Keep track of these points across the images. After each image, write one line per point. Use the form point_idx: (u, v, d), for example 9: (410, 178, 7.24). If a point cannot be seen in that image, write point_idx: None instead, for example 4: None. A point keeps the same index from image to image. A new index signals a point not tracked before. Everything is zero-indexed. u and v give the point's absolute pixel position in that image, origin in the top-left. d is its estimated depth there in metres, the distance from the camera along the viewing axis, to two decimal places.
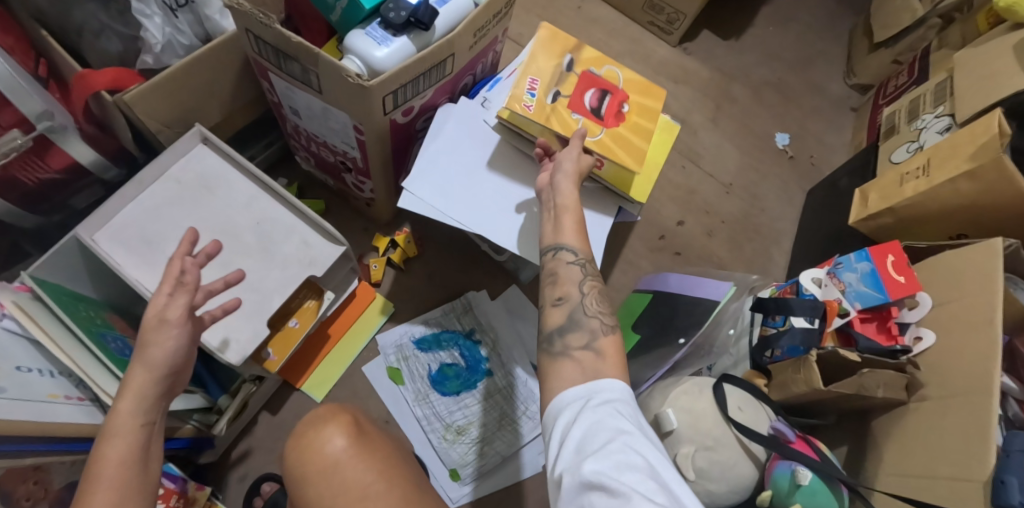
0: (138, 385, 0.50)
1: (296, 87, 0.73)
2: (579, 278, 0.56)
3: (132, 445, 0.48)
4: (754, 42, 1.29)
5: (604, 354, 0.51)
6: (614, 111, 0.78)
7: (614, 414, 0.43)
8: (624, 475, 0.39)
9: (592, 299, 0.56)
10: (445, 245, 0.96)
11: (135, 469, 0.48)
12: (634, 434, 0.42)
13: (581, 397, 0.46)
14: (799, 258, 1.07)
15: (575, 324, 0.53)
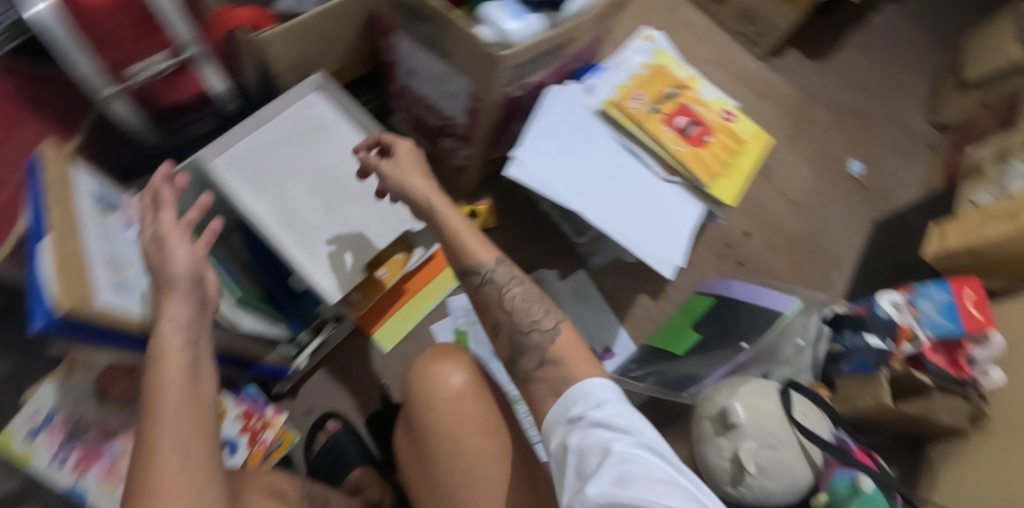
0: (176, 308, 0.48)
1: (420, 49, 0.76)
2: (499, 300, 0.58)
3: (185, 362, 0.46)
4: (839, 67, 1.30)
5: (564, 360, 0.53)
6: (701, 137, 0.85)
7: (596, 424, 0.45)
8: (629, 485, 0.40)
9: (517, 305, 0.58)
10: (522, 222, 1.00)
11: (190, 382, 0.45)
12: (621, 434, 0.44)
13: (561, 419, 0.48)
14: (860, 285, 1.09)
15: (522, 347, 0.55)
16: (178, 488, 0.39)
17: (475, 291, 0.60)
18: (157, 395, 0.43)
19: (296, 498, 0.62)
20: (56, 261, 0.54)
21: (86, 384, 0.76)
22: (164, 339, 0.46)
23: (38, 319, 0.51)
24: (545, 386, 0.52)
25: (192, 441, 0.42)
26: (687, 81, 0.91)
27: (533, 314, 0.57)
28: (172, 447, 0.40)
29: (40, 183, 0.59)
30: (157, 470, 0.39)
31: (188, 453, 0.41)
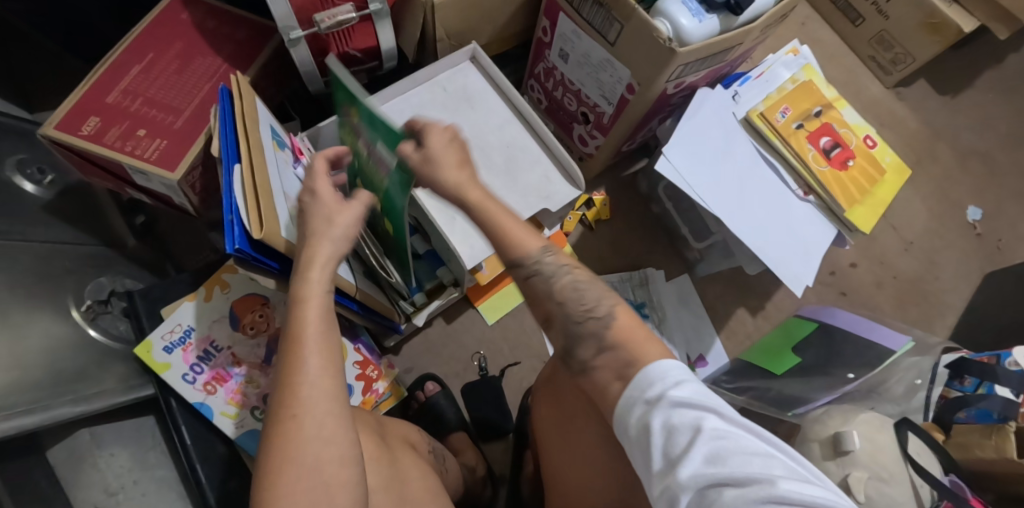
0: (325, 253, 0.53)
1: (584, 33, 0.77)
2: (548, 292, 0.55)
3: (323, 306, 0.51)
4: (969, 107, 1.25)
5: (616, 348, 0.51)
6: (842, 160, 0.84)
7: (678, 405, 0.44)
8: (726, 462, 0.40)
9: (567, 295, 0.54)
10: (634, 218, 1.00)
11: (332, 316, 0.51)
12: (708, 411, 0.43)
13: (635, 400, 0.47)
14: (964, 336, 1.06)
15: (576, 338, 0.54)
16: (303, 412, 0.44)
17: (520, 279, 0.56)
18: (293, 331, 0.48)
19: (425, 451, 0.64)
20: (248, 190, 0.58)
21: (222, 308, 0.80)
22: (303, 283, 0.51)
23: (232, 240, 0.55)
24: (608, 372, 0.51)
25: (321, 373, 0.47)
26: (833, 101, 0.89)
27: (583, 303, 0.54)
28: (307, 376, 0.46)
29: (230, 114, 0.63)
30: (290, 394, 0.45)
31: (316, 384, 0.46)
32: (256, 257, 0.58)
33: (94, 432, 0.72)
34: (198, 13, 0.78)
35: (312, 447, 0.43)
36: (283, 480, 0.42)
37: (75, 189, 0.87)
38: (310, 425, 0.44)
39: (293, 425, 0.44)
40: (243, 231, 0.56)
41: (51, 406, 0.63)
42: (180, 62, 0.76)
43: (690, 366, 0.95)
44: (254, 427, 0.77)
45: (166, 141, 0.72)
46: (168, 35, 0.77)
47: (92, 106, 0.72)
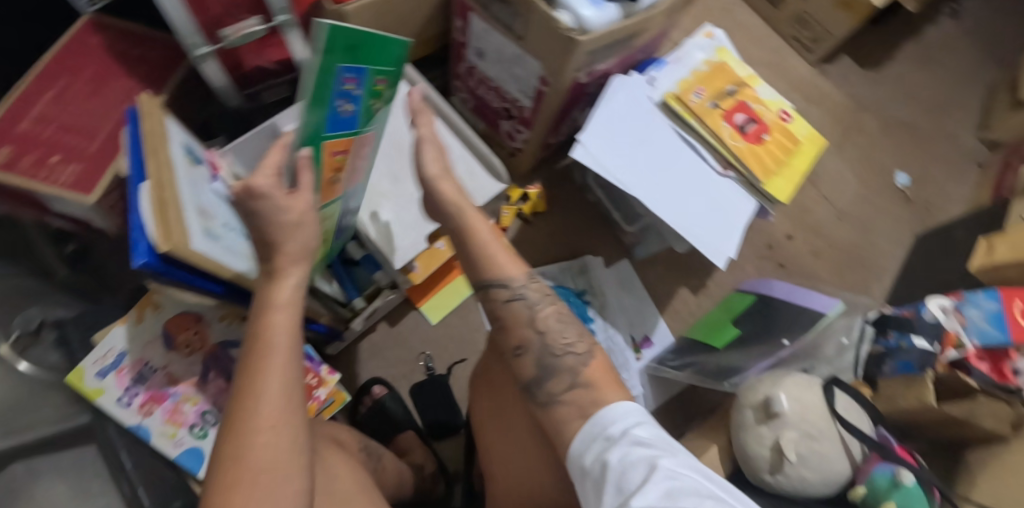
0: (295, 274, 0.52)
1: (494, 30, 0.79)
2: (531, 318, 0.57)
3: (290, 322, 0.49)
4: (891, 78, 1.30)
5: (593, 385, 0.52)
6: (757, 134, 0.86)
7: (637, 443, 0.44)
8: (680, 501, 0.39)
9: (551, 325, 0.57)
10: (571, 208, 1.02)
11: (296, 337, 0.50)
12: (665, 453, 0.44)
13: (596, 436, 0.47)
14: (899, 296, 1.10)
15: (551, 370, 0.54)
16: (281, 424, 0.44)
17: (500, 304, 0.58)
18: (268, 338, 0.47)
19: (357, 449, 0.64)
20: (155, 206, 0.57)
21: (156, 329, 0.79)
22: (278, 291, 0.51)
23: (138, 256, 0.54)
24: (570, 409, 0.51)
25: (295, 387, 0.47)
26: (747, 79, 0.92)
27: (566, 337, 0.56)
28: (271, 389, 0.45)
29: (138, 136, 0.62)
30: (264, 404, 0.44)
31: (292, 396, 0.46)
32: (168, 270, 0.58)
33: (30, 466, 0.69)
34: (107, 35, 0.78)
35: (282, 455, 0.43)
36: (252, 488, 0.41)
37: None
38: (286, 434, 0.44)
39: (269, 436, 0.43)
40: (150, 246, 0.55)
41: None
42: (94, 85, 0.76)
43: (635, 348, 0.98)
44: (194, 445, 0.79)
45: (80, 166, 0.71)
46: (77, 59, 0.76)
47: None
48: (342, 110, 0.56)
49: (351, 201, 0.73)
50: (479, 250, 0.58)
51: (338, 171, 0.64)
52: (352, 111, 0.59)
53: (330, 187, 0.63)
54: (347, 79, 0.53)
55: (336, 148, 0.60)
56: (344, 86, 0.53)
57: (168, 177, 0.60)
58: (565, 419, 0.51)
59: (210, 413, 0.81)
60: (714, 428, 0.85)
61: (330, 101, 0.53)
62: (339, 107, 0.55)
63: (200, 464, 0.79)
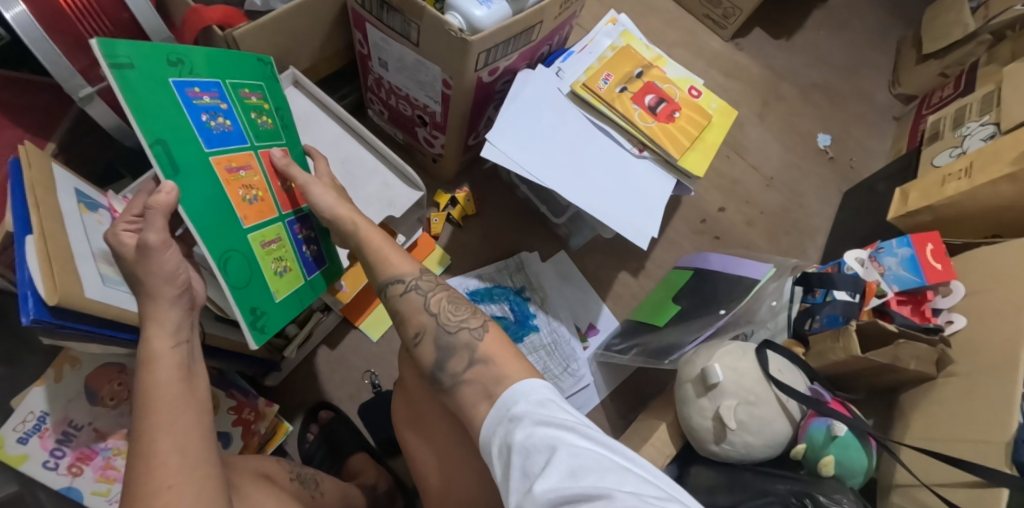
0: (170, 319, 0.54)
1: (391, 39, 0.78)
2: (424, 304, 0.59)
3: (173, 368, 0.52)
4: (805, 45, 1.33)
5: (492, 359, 0.54)
6: (667, 113, 0.88)
7: (540, 422, 0.45)
8: (582, 478, 0.41)
9: (444, 306, 0.59)
10: (501, 207, 1.03)
11: (182, 383, 0.53)
12: (565, 428, 0.45)
13: (502, 418, 0.49)
14: (832, 253, 1.13)
15: (449, 349, 0.56)
16: (179, 480, 0.47)
17: (394, 297, 0.60)
18: (153, 399, 0.51)
19: (287, 480, 0.63)
20: (43, 259, 0.53)
21: (77, 385, 0.76)
22: (149, 345, 0.53)
23: (27, 312, 0.51)
24: (474, 388, 0.53)
25: (189, 438, 0.49)
26: (653, 61, 0.93)
27: (459, 313, 0.58)
28: (166, 444, 0.48)
29: (22, 186, 0.58)
30: (160, 466, 0.47)
31: (186, 448, 0.49)
32: (62, 324, 0.54)
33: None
34: None
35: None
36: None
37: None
38: (187, 489, 0.47)
39: (172, 495, 0.46)
40: (41, 301, 0.52)
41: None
42: None
43: (581, 337, 0.99)
44: None
45: None
46: None
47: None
48: (211, 124, 0.60)
49: (300, 226, 0.70)
50: (375, 251, 0.62)
51: (253, 189, 0.63)
52: (232, 127, 0.63)
53: (249, 205, 0.62)
54: (193, 93, 0.60)
55: (233, 162, 0.61)
56: (191, 97, 0.59)
57: (54, 225, 0.57)
58: (471, 400, 0.53)
59: None
60: (661, 406, 0.86)
61: (182, 113, 0.57)
62: (205, 120, 0.60)
63: None
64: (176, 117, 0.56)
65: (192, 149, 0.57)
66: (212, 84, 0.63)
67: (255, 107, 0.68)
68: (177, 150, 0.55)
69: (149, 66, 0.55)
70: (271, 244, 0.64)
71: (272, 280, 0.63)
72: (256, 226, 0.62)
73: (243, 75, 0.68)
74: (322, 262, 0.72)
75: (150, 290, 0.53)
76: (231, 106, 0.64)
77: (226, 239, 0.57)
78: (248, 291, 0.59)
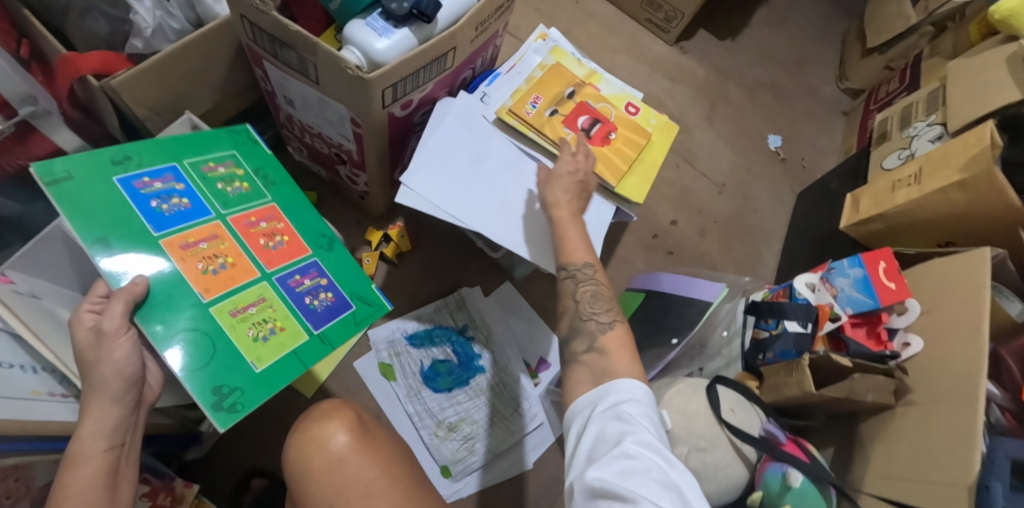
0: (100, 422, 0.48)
1: (291, 77, 0.70)
2: (571, 291, 0.61)
3: (100, 471, 0.47)
4: (750, 42, 1.29)
5: (607, 351, 0.55)
6: (602, 136, 0.82)
7: (618, 416, 0.48)
8: (627, 481, 0.43)
9: (586, 297, 0.61)
10: (439, 240, 0.97)
11: (103, 490, 0.47)
12: (635, 428, 0.47)
13: (592, 404, 0.51)
14: (788, 260, 1.09)
15: (576, 332, 0.59)
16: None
17: (559, 284, 0.63)
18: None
19: None
20: None
21: None
22: (79, 443, 0.47)
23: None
24: (584, 371, 0.55)
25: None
26: (586, 77, 0.88)
27: (596, 306, 0.60)
28: None
29: None
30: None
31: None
32: None
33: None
34: None
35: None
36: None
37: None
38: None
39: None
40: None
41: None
42: None
43: (531, 374, 0.92)
44: None
45: None
46: None
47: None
48: (163, 207, 0.57)
49: (300, 278, 0.63)
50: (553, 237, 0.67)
51: (219, 258, 0.58)
52: (192, 203, 0.59)
53: (213, 276, 0.56)
54: (142, 184, 0.57)
55: (189, 237, 0.57)
56: (139, 187, 0.56)
57: None
58: None
59: None
60: None
61: (128, 205, 0.54)
62: (155, 206, 0.56)
63: None
64: (120, 213, 0.53)
65: (138, 239, 0.53)
66: (167, 167, 0.60)
67: (228, 176, 0.64)
68: (120, 248, 0.52)
69: (89, 172, 0.54)
70: (248, 309, 0.58)
71: (252, 348, 0.56)
72: (223, 297, 0.56)
73: (208, 150, 0.65)
74: (343, 308, 0.65)
75: (95, 385, 0.48)
76: (190, 184, 0.60)
77: (171, 323, 0.52)
78: (214, 368, 0.53)
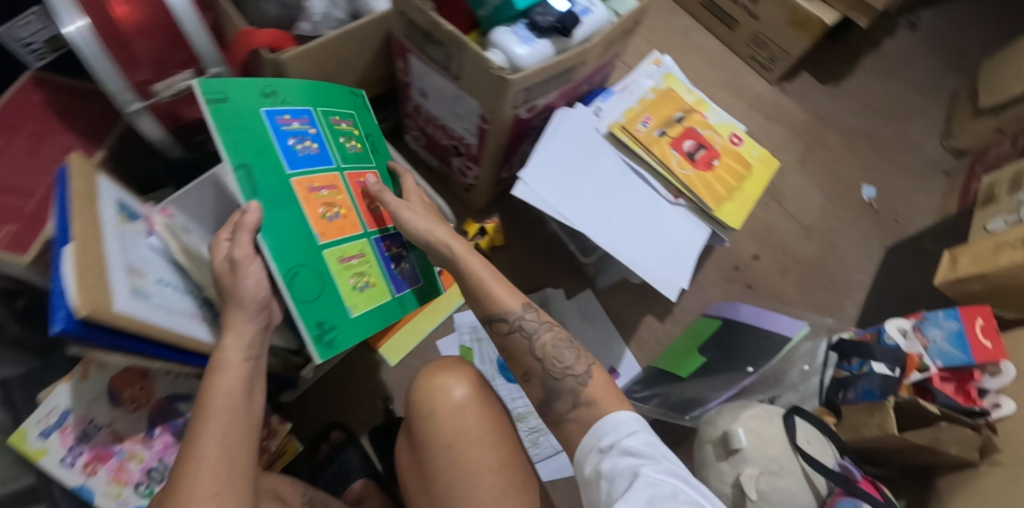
0: (241, 331, 0.56)
1: (432, 71, 0.78)
2: (530, 347, 0.60)
3: (237, 377, 0.53)
4: (853, 91, 1.29)
5: (596, 400, 0.56)
6: (706, 161, 0.86)
7: (626, 451, 0.48)
8: None
9: (549, 352, 0.60)
10: (529, 240, 1.03)
11: (241, 397, 0.53)
12: (645, 459, 0.47)
13: (594, 446, 0.52)
14: (870, 312, 1.08)
15: (556, 390, 0.58)
16: (222, 489, 0.47)
17: (510, 341, 0.62)
18: (212, 401, 0.51)
19: (299, 502, 0.65)
20: (79, 269, 0.54)
21: (100, 386, 0.77)
22: (225, 351, 0.54)
23: (58, 320, 0.52)
24: (578, 426, 0.55)
25: (235, 445, 0.50)
26: (695, 105, 0.92)
27: (564, 360, 0.59)
28: (214, 451, 0.48)
29: (65, 197, 0.59)
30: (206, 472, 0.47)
31: (233, 457, 0.49)
32: (91, 338, 0.55)
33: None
34: (48, 90, 0.78)
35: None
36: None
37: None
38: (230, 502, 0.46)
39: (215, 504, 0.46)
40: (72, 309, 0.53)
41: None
42: (33, 141, 0.75)
43: None
44: (139, 503, 0.77)
45: (16, 226, 0.70)
46: (18, 115, 0.76)
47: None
48: (297, 147, 0.67)
49: (388, 243, 0.74)
50: (480, 288, 0.62)
51: (334, 207, 0.68)
52: (318, 149, 0.70)
53: (328, 222, 0.66)
54: (283, 121, 0.67)
55: (315, 182, 0.67)
56: (280, 124, 0.66)
57: (91, 238, 0.58)
58: None
59: (157, 471, 0.80)
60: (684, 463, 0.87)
61: (271, 136, 0.64)
62: (291, 144, 0.66)
63: None
64: (263, 142, 0.63)
65: (275, 171, 0.63)
66: (303, 111, 0.69)
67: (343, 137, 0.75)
68: (258, 172, 0.61)
69: (244, 98, 0.63)
70: (350, 260, 0.68)
71: (349, 293, 0.66)
72: (333, 243, 0.66)
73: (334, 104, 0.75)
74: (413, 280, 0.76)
75: (236, 299, 0.56)
76: (320, 132, 0.70)
77: (295, 252, 0.62)
78: (320, 303, 0.62)
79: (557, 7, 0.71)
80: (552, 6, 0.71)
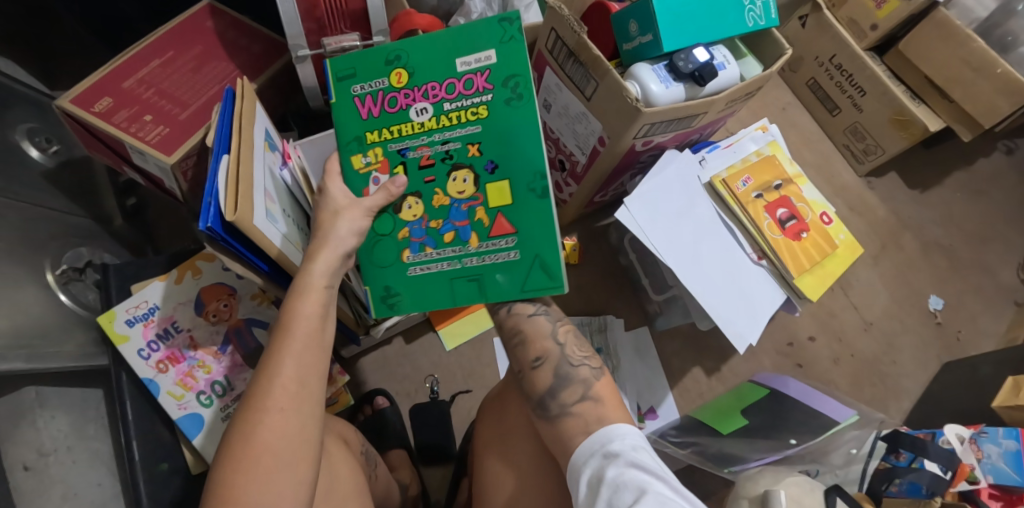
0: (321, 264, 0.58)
1: (565, 87, 0.84)
2: (551, 331, 0.67)
3: (317, 304, 0.57)
4: (940, 202, 1.30)
5: (601, 399, 0.61)
6: (794, 232, 0.87)
7: (631, 464, 0.52)
8: None
9: (570, 339, 0.67)
10: (600, 268, 1.09)
11: (319, 322, 0.56)
12: (652, 476, 0.50)
13: (595, 451, 0.55)
14: (917, 421, 1.08)
15: (566, 379, 0.63)
16: (290, 406, 0.52)
17: (531, 322, 0.67)
18: (295, 331, 0.55)
19: (358, 449, 0.70)
20: (231, 181, 0.59)
21: (190, 293, 0.83)
22: (307, 277, 0.57)
23: (206, 218, 0.56)
24: (577, 421, 0.60)
25: (311, 372, 0.54)
26: (794, 177, 0.92)
27: (583, 350, 0.66)
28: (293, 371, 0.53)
29: (230, 113, 0.65)
30: (279, 387, 0.52)
31: (304, 381, 0.54)
32: (226, 238, 0.59)
33: (40, 391, 0.73)
34: (220, 21, 0.86)
35: (284, 437, 0.51)
36: (255, 463, 0.49)
37: (76, 160, 0.96)
38: (292, 418, 0.52)
39: (278, 417, 0.51)
40: (218, 212, 0.57)
41: (6, 358, 0.66)
42: (197, 62, 0.83)
43: (639, 417, 1.00)
44: (198, 411, 0.80)
45: (168, 128, 0.77)
46: (190, 37, 0.84)
47: (109, 87, 0.78)
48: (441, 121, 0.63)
49: (473, 236, 0.66)
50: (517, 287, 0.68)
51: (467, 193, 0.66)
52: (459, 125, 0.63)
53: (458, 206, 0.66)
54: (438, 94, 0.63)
55: None
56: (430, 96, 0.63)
57: (247, 153, 0.63)
58: (571, 430, 0.59)
59: (219, 385, 0.82)
60: None
61: None
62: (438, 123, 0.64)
63: (196, 431, 0.79)
64: None
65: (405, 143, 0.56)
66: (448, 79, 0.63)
67: (455, 111, 0.65)
68: None
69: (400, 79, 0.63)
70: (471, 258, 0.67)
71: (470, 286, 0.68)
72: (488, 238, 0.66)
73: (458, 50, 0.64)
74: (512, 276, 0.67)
75: None
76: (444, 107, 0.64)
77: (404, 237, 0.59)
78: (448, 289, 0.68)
79: (698, 57, 0.76)
80: (693, 55, 0.75)
